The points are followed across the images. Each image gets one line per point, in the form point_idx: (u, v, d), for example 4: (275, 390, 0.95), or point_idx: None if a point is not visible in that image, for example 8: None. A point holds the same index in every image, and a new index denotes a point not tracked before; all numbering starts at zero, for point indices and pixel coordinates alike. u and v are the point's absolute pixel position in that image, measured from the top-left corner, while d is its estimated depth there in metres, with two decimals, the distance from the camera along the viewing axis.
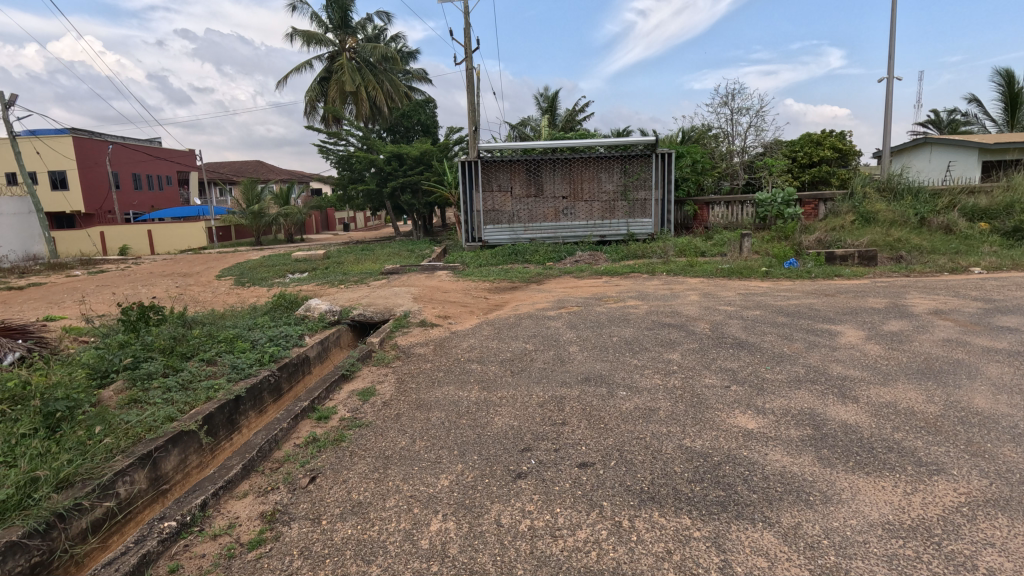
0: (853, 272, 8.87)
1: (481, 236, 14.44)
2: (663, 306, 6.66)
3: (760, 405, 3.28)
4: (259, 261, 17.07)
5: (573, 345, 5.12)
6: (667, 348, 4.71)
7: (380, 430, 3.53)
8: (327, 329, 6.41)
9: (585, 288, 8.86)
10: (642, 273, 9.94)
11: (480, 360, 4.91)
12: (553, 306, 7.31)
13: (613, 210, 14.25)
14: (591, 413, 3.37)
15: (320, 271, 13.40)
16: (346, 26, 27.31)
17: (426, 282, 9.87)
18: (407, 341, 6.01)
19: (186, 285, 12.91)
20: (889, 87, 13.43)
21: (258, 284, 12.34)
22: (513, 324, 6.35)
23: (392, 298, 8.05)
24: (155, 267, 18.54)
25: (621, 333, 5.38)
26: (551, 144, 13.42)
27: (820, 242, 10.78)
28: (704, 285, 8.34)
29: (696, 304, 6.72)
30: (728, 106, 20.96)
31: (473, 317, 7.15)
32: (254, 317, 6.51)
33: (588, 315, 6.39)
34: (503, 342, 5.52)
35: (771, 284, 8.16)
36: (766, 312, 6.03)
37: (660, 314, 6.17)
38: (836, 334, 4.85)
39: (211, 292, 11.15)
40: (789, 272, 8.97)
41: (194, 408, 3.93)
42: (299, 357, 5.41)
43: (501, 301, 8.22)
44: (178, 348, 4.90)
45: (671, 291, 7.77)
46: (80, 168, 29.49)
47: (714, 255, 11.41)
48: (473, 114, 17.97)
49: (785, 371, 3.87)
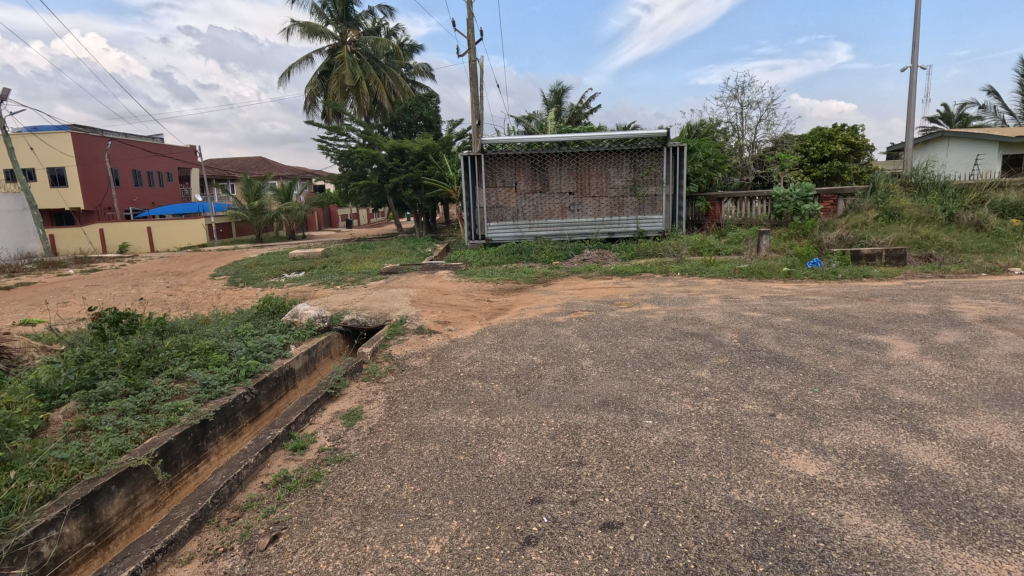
0: (881, 272, 8.30)
1: (485, 233, 13.87)
2: (681, 311, 6.11)
3: (818, 443, 2.72)
4: (257, 260, 16.56)
5: (586, 358, 4.57)
6: (693, 363, 4.16)
7: (363, 468, 2.99)
8: (316, 337, 5.89)
9: (594, 289, 8.31)
10: (655, 274, 9.39)
11: (481, 376, 4.38)
12: (561, 311, 6.78)
13: (622, 206, 13.67)
14: (613, 450, 2.83)
15: (317, 270, 12.88)
16: (347, 18, 26.76)
17: (426, 283, 9.34)
18: (402, 352, 5.47)
19: (179, 285, 12.43)
20: (913, 76, 12.78)
21: (252, 284, 11.84)
22: (519, 332, 5.81)
23: (388, 301, 7.52)
24: (151, 265, 18.09)
25: (639, 344, 4.83)
26: (558, 137, 12.84)
27: (842, 240, 10.21)
28: (722, 287, 7.79)
29: (716, 309, 6.17)
30: (739, 98, 20.33)
31: (475, 322, 6.61)
32: (236, 324, 5.98)
33: (600, 322, 5.84)
34: (507, 354, 4.99)
35: (795, 286, 7.60)
36: (797, 319, 5.48)
37: (680, 321, 5.63)
38: (885, 347, 4.29)
39: (202, 294, 10.65)
40: (812, 272, 8.41)
41: (150, 436, 3.39)
42: (282, 370, 4.89)
43: (505, 304, 7.68)
44: (143, 362, 4.37)
45: (689, 295, 7.22)
46: (79, 165, 29.04)
47: (729, 255, 10.84)
48: (477, 107, 17.40)
49: (836, 395, 3.32)
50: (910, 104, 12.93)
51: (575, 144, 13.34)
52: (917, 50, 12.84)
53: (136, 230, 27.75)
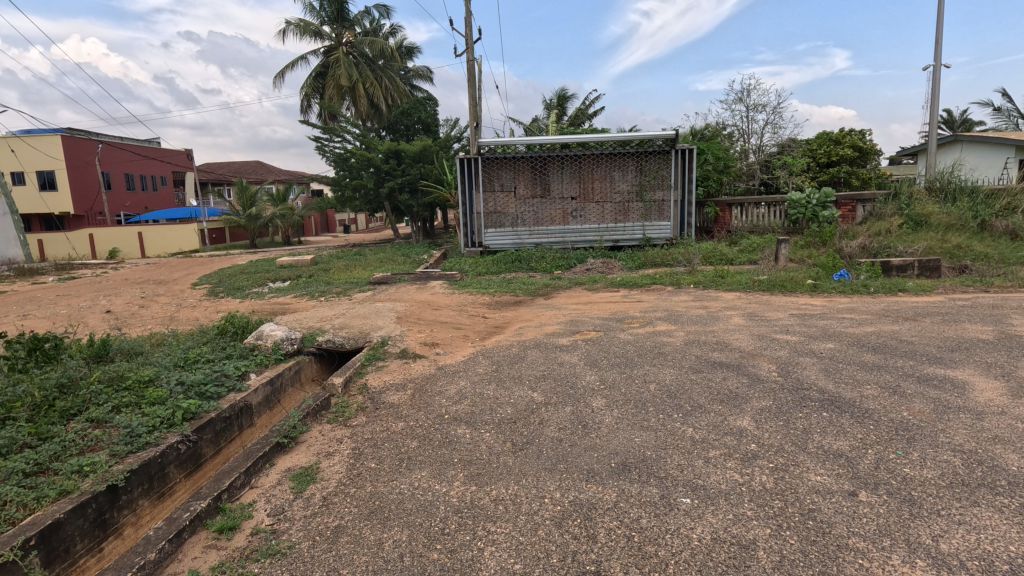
0: (917, 285, 7.56)
1: (482, 240, 13.11)
2: (703, 334, 5.33)
3: (933, 548, 1.94)
4: (244, 267, 15.82)
5: (597, 397, 3.79)
6: (730, 408, 3.37)
7: (303, 568, 2.21)
8: (283, 363, 5.12)
9: (601, 304, 7.54)
10: (666, 286, 8.65)
11: (471, 422, 3.59)
12: (566, 331, 6.00)
13: (627, 212, 12.91)
14: (645, 556, 2.05)
15: (303, 280, 12.13)
16: (343, 19, 26.13)
17: (416, 295, 8.57)
18: (379, 383, 4.68)
19: (156, 295, 11.67)
20: (935, 75, 12.11)
21: (232, 295, 11.08)
22: (517, 358, 5.04)
23: (371, 318, 6.74)
24: (134, 272, 17.33)
25: (660, 378, 4.05)
26: (560, 139, 12.11)
27: (866, 249, 9.50)
28: (743, 303, 7.02)
29: (742, 331, 5.40)
30: (744, 101, 19.69)
31: (468, 344, 5.83)
32: (192, 348, 5.21)
33: (609, 347, 5.08)
34: (502, 388, 4.20)
35: (823, 302, 6.85)
36: (840, 344, 4.70)
37: (703, 347, 4.86)
38: (966, 387, 3.52)
39: (177, 307, 9.88)
40: (840, 285, 7.65)
41: (33, 513, 2.60)
42: (235, 409, 4.12)
43: (502, 321, 6.90)
44: (58, 404, 3.58)
45: (707, 312, 6.45)
46: (69, 168, 28.36)
47: (744, 265, 10.09)
48: (475, 108, 16.71)
49: (930, 462, 2.53)
50: (932, 105, 12.21)
51: (578, 146, 12.61)
52: (939, 48, 12.13)
53: (127, 236, 26.82)
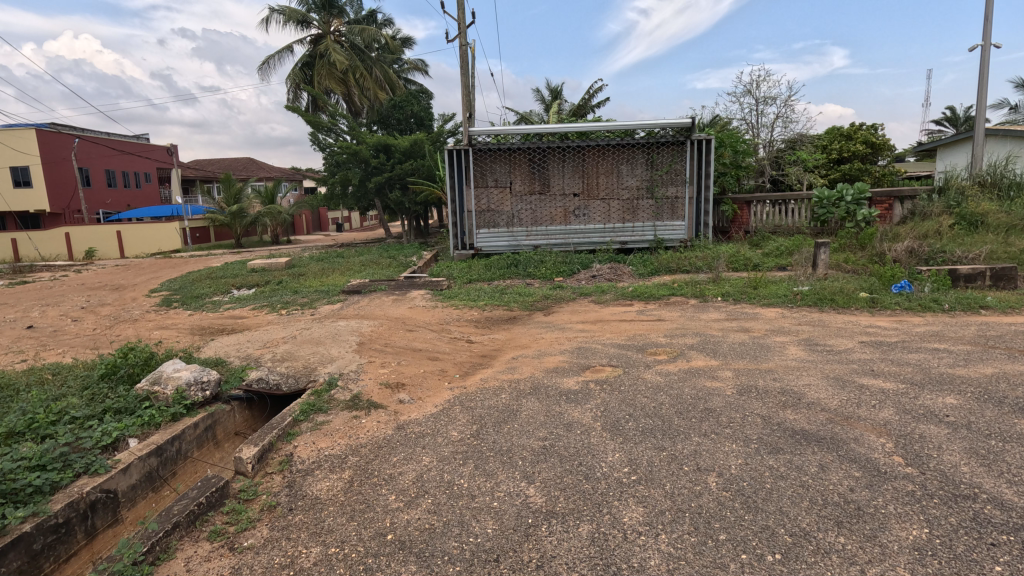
0: (1000, 300, 6.20)
1: (474, 242, 11.69)
2: (758, 378, 3.93)
3: None
4: (214, 270, 14.39)
5: (631, 503, 2.42)
6: (860, 546, 2.00)
7: None
8: (184, 419, 3.69)
9: (611, 324, 6.14)
10: (687, 298, 7.29)
11: (429, 556, 2.20)
12: (571, 365, 4.59)
13: (635, 210, 11.53)
14: None
15: (270, 288, 10.73)
16: (331, 6, 24.65)
17: (391, 311, 7.16)
18: (309, 457, 3.29)
19: (100, 305, 10.21)
20: (985, 56, 10.76)
21: (185, 306, 9.63)
22: (504, 414, 3.63)
23: (324, 345, 5.33)
24: (97, 276, 15.87)
25: (721, 466, 2.66)
26: (562, 128, 10.70)
27: (915, 254, 8.22)
28: (790, 324, 5.65)
29: (810, 371, 4.02)
30: (753, 93, 18.42)
31: (443, 385, 4.41)
32: (62, 396, 3.80)
33: (633, 398, 3.69)
34: (481, 476, 2.80)
35: (892, 324, 5.48)
36: (966, 399, 3.31)
37: (767, 400, 3.48)
38: None
39: (115, 320, 8.44)
40: (903, 300, 6.30)
41: None
42: (77, 508, 2.73)
43: (491, 347, 5.50)
44: None
45: (751, 340, 5.07)
46: (44, 164, 26.84)
47: (774, 272, 8.78)
48: (468, 98, 15.33)
49: None
50: (980, 90, 10.88)
51: (581, 137, 11.20)
52: (989, 27, 10.79)
53: (105, 235, 25.19)
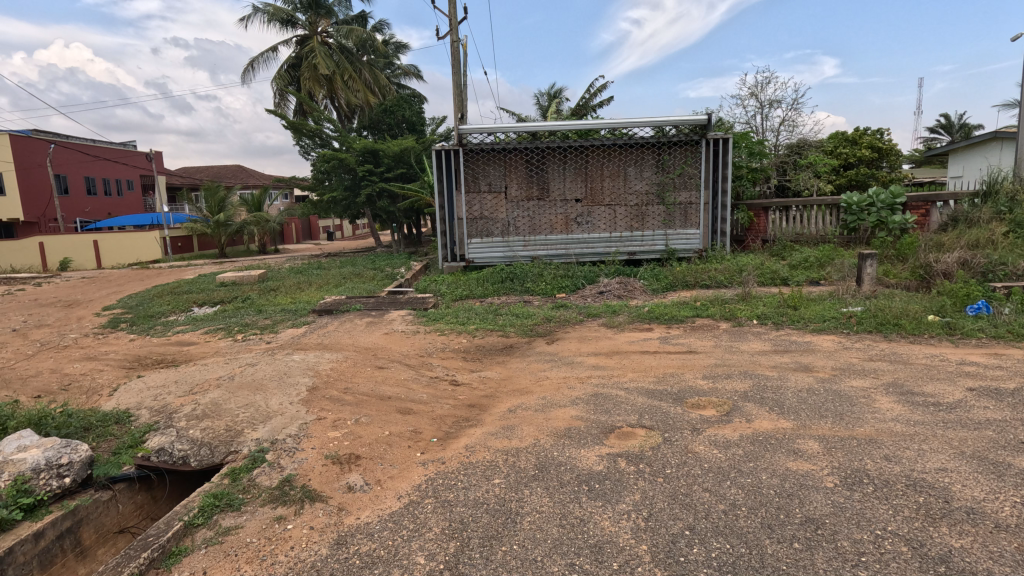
0: None
1: (464, 253, 10.51)
2: (863, 456, 2.74)
3: None
4: (181, 284, 13.13)
5: None
6: None
7: None
8: (16, 529, 2.48)
9: (631, 357, 4.95)
10: (716, 321, 6.14)
11: None
12: (589, 427, 3.37)
13: (643, 218, 10.39)
14: None
15: (236, 306, 9.48)
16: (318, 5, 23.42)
17: (363, 338, 5.94)
18: None
19: (38, 327, 8.86)
20: None
21: (132, 328, 8.36)
22: (499, 522, 2.41)
23: (264, 392, 4.09)
24: (56, 291, 14.50)
25: None
26: (562, 125, 9.53)
27: (972, 267, 7.12)
28: (859, 359, 4.47)
29: (933, 444, 2.83)
30: (758, 97, 17.50)
31: (414, 457, 3.18)
32: None
33: (687, 493, 2.49)
34: None
35: (990, 359, 4.32)
36: None
37: (898, 504, 2.27)
38: None
39: (41, 347, 7.16)
40: (986, 325, 5.15)
41: None
42: None
43: (483, 392, 4.28)
44: None
45: (820, 385, 3.88)
46: (18, 170, 25.43)
47: (809, 287, 7.67)
48: (460, 96, 14.22)
49: None
50: None
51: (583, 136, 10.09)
52: None
53: (81, 245, 23.64)
